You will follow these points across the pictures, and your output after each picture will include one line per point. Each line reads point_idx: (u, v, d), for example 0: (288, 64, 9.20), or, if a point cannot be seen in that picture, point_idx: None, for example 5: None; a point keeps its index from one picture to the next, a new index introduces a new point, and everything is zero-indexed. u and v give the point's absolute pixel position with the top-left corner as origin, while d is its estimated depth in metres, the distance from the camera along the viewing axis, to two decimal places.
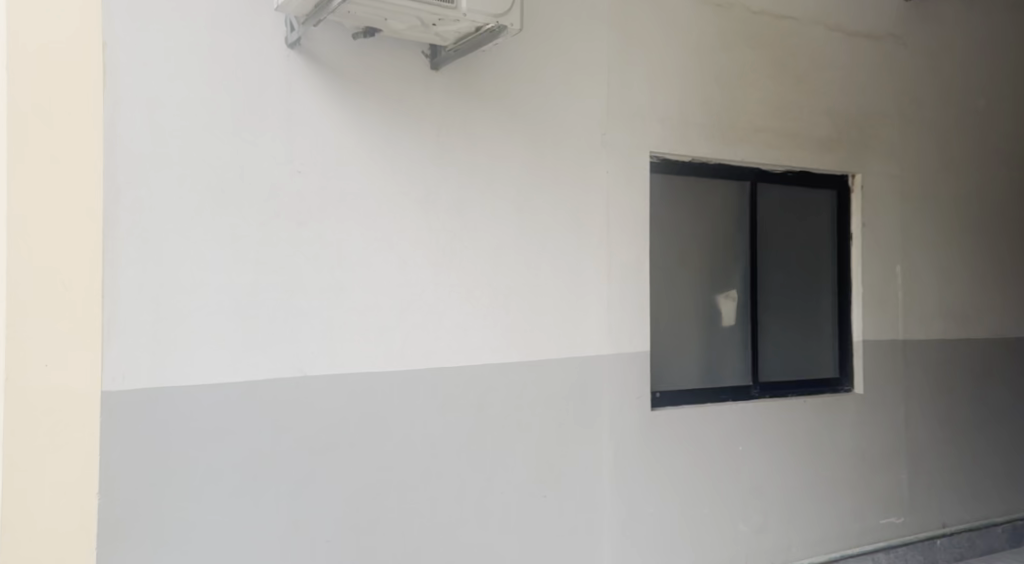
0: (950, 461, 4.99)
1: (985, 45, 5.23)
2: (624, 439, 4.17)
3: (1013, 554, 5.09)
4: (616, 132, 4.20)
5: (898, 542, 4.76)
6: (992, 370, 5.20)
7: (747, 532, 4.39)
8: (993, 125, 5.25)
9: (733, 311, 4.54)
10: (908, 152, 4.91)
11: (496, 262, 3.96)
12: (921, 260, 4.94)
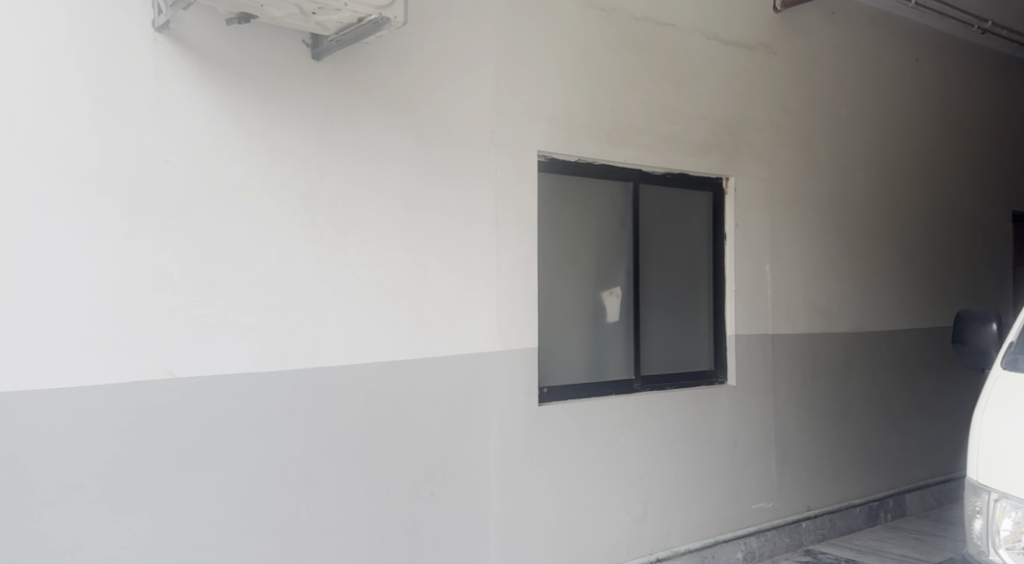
0: (814, 448, 5.33)
1: (846, 57, 5.58)
2: (510, 435, 4.23)
3: (870, 533, 5.49)
4: (502, 130, 4.24)
5: (767, 526, 5.05)
6: (851, 362, 5.58)
7: (628, 523, 4.54)
8: (852, 133, 5.62)
9: (618, 307, 4.68)
10: (778, 155, 5.19)
11: (384, 259, 3.93)
12: (788, 259, 5.24)
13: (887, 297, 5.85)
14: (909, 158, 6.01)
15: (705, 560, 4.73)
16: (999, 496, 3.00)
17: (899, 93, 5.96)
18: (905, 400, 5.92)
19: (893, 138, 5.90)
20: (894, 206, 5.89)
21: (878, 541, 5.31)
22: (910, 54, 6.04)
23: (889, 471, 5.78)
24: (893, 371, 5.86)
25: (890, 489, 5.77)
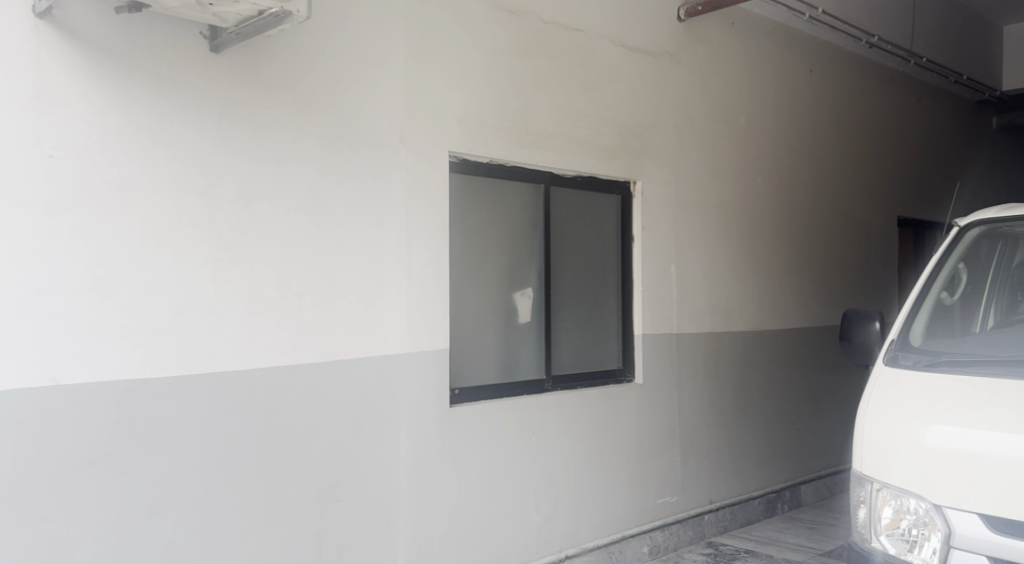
0: (716, 443, 5.53)
1: (745, 67, 5.81)
2: (420, 437, 4.19)
3: (768, 523, 5.74)
4: (413, 129, 4.21)
5: (671, 520, 5.20)
6: (750, 359, 5.83)
7: (538, 521, 4.58)
8: (751, 140, 5.86)
9: (530, 308, 4.72)
10: (681, 160, 5.35)
11: (287, 260, 3.82)
12: (692, 261, 5.41)
13: (784, 298, 6.12)
14: (804, 165, 6.30)
15: (612, 555, 4.83)
16: (880, 486, 3.08)
17: (794, 102, 6.24)
18: (799, 396, 6.23)
19: (789, 145, 6.18)
20: (791, 210, 6.17)
21: (775, 531, 5.55)
22: (804, 66, 6.34)
23: (784, 464, 6.07)
24: (788, 368, 6.15)
25: (785, 481, 6.06)
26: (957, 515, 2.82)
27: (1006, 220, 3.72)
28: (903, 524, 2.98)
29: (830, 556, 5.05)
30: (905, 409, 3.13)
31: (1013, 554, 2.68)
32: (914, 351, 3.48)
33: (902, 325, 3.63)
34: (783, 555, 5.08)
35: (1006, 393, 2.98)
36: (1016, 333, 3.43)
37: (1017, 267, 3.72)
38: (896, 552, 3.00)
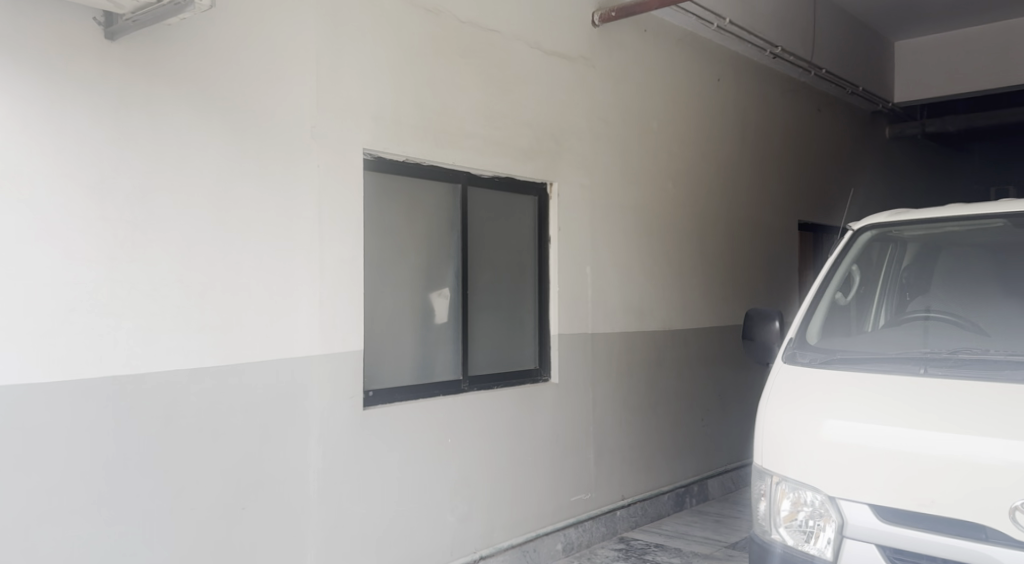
0: (628, 442, 5.73)
1: (658, 75, 6.00)
2: (331, 441, 4.07)
3: (676, 517, 6.00)
4: (325, 125, 4.09)
5: (585, 517, 5.33)
6: (661, 357, 6.07)
7: (453, 523, 4.56)
8: (662, 145, 6.05)
9: (446, 308, 4.69)
10: (595, 163, 5.46)
11: (185, 259, 3.62)
12: (606, 263, 5.54)
13: (692, 299, 6.38)
14: (710, 170, 6.54)
15: (527, 553, 4.90)
16: (780, 478, 2.98)
17: (701, 110, 6.45)
18: (706, 393, 6.51)
19: (697, 152, 6.41)
20: (698, 215, 6.41)
21: (683, 525, 5.82)
22: (711, 75, 6.55)
23: (691, 459, 6.36)
24: (694, 367, 6.40)
25: (693, 476, 6.35)
26: (852, 506, 2.77)
27: (898, 223, 3.62)
28: (801, 516, 2.91)
29: (732, 547, 5.33)
30: (803, 404, 3.04)
31: (905, 543, 2.65)
32: (812, 349, 3.35)
33: (800, 322, 3.48)
34: (690, 548, 5.33)
35: (901, 390, 2.93)
36: (907, 332, 3.34)
37: (907, 268, 3.60)
38: (794, 543, 2.92)
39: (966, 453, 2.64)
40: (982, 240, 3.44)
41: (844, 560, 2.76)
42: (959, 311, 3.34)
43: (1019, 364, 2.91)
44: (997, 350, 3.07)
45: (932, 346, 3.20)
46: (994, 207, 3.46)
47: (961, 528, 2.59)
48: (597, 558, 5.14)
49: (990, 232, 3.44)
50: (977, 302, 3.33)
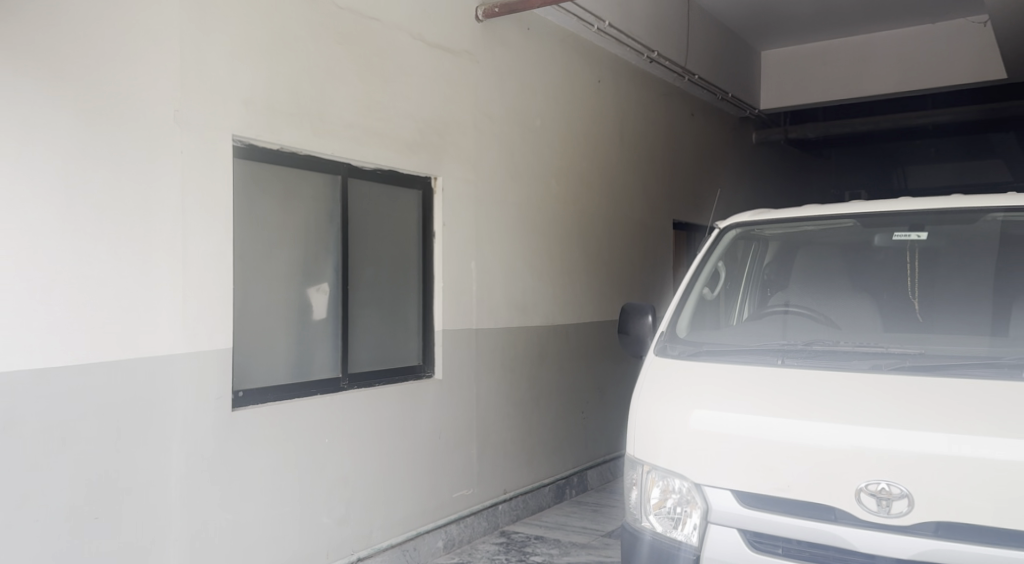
0: (510, 437, 5.84)
1: (540, 74, 6.10)
2: (195, 443, 3.93)
3: (557, 508, 6.17)
4: (189, 106, 3.92)
5: (466, 513, 5.41)
6: (545, 353, 6.21)
7: (330, 525, 4.51)
8: (546, 143, 6.17)
9: (325, 305, 4.64)
10: (479, 160, 5.52)
11: (31, 249, 3.40)
12: (490, 260, 5.62)
13: (574, 294, 6.53)
14: (593, 168, 6.72)
15: (407, 553, 4.93)
16: (650, 467, 3.02)
17: (583, 113, 6.60)
18: (587, 388, 6.71)
19: (580, 151, 6.56)
20: (581, 213, 6.58)
21: (563, 515, 6.00)
22: (592, 76, 6.71)
23: (572, 451, 6.52)
24: (574, 361, 6.54)
25: (573, 468, 6.53)
26: (716, 493, 2.84)
27: (759, 222, 3.68)
28: (669, 503, 2.95)
29: (610, 535, 5.56)
30: (673, 396, 3.09)
31: (764, 527, 2.74)
32: (682, 342, 3.40)
33: (671, 316, 3.52)
34: (569, 538, 5.51)
35: (762, 382, 3.00)
36: (768, 325, 3.42)
37: (770, 265, 3.68)
38: (662, 530, 2.96)
39: (817, 440, 2.72)
40: (836, 240, 3.51)
41: (709, 545, 2.82)
42: (817, 307, 3.44)
43: (868, 356, 3.00)
44: (847, 341, 3.18)
45: (790, 338, 3.29)
46: (847, 208, 3.53)
47: (814, 511, 2.69)
48: (477, 554, 5.23)
49: (841, 231, 3.51)
50: (832, 299, 3.43)
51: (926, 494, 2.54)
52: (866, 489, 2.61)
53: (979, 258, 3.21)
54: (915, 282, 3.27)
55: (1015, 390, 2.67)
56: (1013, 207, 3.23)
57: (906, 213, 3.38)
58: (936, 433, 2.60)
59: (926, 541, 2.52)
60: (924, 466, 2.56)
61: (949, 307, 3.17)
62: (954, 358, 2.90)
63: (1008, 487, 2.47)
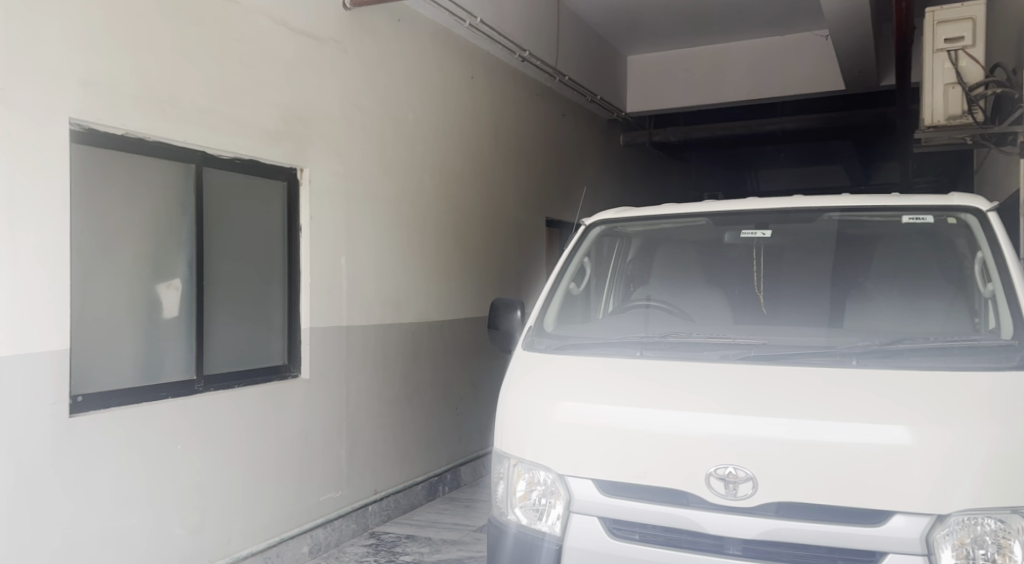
0: (380, 436, 5.83)
1: (410, 69, 6.11)
2: (29, 453, 3.75)
3: (429, 506, 6.20)
4: (20, 88, 3.73)
5: (334, 515, 5.38)
6: (419, 349, 6.24)
7: (182, 535, 4.40)
8: (416, 136, 6.20)
9: (177, 301, 4.52)
10: (347, 151, 5.51)
11: None
12: (359, 254, 5.61)
13: (448, 291, 6.59)
14: (467, 164, 6.81)
15: (269, 560, 4.86)
16: (517, 460, 3.11)
17: (454, 108, 6.65)
18: (460, 385, 6.76)
19: (452, 146, 6.63)
20: (457, 210, 6.66)
21: (434, 513, 6.03)
22: (466, 72, 6.80)
23: (445, 447, 6.57)
24: (448, 357, 6.59)
25: (447, 465, 6.58)
26: (578, 482, 2.95)
27: (624, 220, 3.76)
28: (534, 495, 3.04)
29: (480, 530, 5.64)
30: (541, 389, 3.18)
31: (622, 514, 2.87)
32: (548, 336, 3.49)
33: (539, 310, 3.60)
34: (440, 535, 5.56)
35: (625, 374, 3.13)
36: (631, 320, 3.59)
37: (631, 262, 3.87)
38: (527, 522, 3.04)
39: (666, 429, 2.87)
40: (690, 239, 3.69)
41: (571, 534, 2.93)
42: (674, 301, 3.68)
43: (719, 347, 3.18)
44: (700, 333, 3.35)
45: (649, 330, 3.44)
46: (699, 207, 3.69)
47: (668, 497, 2.83)
48: (344, 557, 5.21)
49: (695, 230, 3.66)
50: (689, 294, 3.65)
51: (769, 477, 2.71)
52: (716, 473, 2.76)
53: (819, 256, 3.43)
54: (761, 276, 3.52)
55: (845, 375, 2.87)
56: (849, 207, 3.40)
57: (752, 212, 3.55)
58: (776, 417, 2.77)
59: (769, 521, 2.69)
60: (765, 451, 2.74)
61: (793, 301, 3.43)
62: (795, 347, 3.10)
63: (836, 467, 2.66)
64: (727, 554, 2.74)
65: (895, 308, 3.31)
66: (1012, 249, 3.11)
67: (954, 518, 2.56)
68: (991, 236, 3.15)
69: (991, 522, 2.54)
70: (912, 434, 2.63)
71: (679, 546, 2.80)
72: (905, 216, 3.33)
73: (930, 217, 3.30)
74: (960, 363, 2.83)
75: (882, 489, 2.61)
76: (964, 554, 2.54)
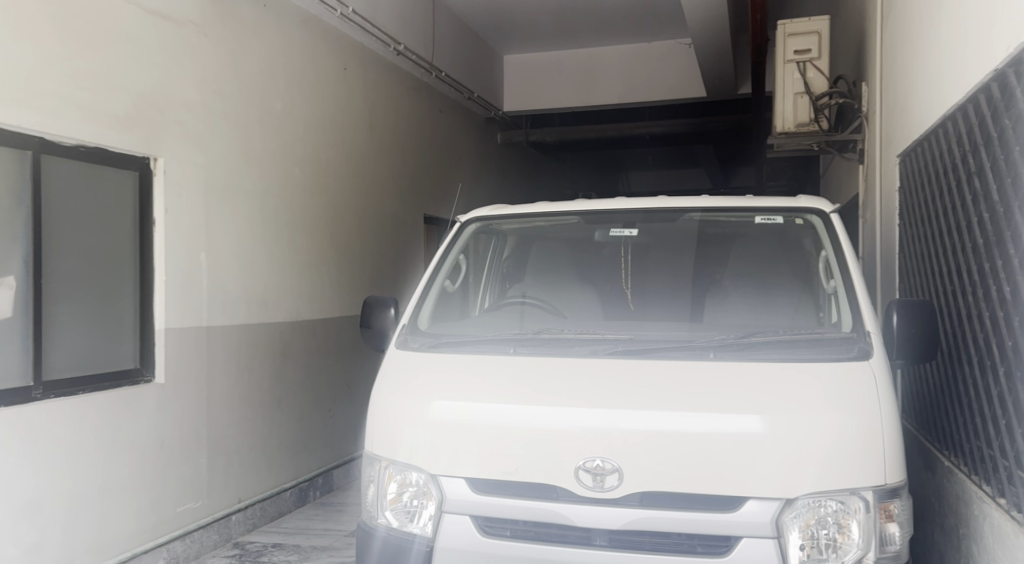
0: (245, 441, 5.71)
1: (276, 56, 6.05)
2: None
3: (298, 513, 6.11)
4: None
5: (193, 527, 5.22)
6: (289, 348, 6.16)
7: (18, 555, 4.18)
8: (283, 127, 6.13)
9: (11, 301, 4.30)
10: (207, 141, 5.41)
11: None
12: (222, 250, 5.51)
13: (320, 290, 6.53)
14: (340, 157, 6.80)
15: None
16: (387, 463, 3.13)
17: (324, 100, 6.61)
18: (333, 385, 6.71)
19: (323, 139, 6.60)
20: (328, 207, 6.63)
21: (304, 520, 5.95)
22: (337, 64, 6.77)
23: (317, 452, 6.49)
24: (319, 356, 6.52)
25: (318, 469, 6.50)
26: (449, 481, 3.00)
27: (497, 218, 3.86)
28: (405, 497, 3.07)
29: (351, 535, 5.60)
30: (411, 388, 3.22)
31: (492, 512, 2.94)
32: (422, 335, 3.53)
33: (413, 307, 3.64)
34: (309, 542, 5.48)
35: (497, 368, 3.22)
36: (507, 316, 3.70)
37: (507, 258, 3.97)
38: (397, 525, 3.08)
39: (535, 422, 2.97)
40: (563, 237, 3.83)
41: (442, 537, 2.97)
42: (548, 298, 3.78)
43: (588, 342, 3.30)
44: (571, 329, 3.47)
45: (523, 327, 3.54)
46: (571, 205, 3.82)
47: (538, 491, 2.92)
48: None
49: (568, 227, 3.80)
50: (560, 291, 3.77)
51: (633, 469, 2.83)
52: (584, 466, 2.86)
53: (682, 253, 3.62)
54: (629, 274, 3.66)
55: (705, 369, 3.03)
56: (708, 208, 3.62)
57: (620, 212, 3.73)
58: (640, 409, 2.90)
59: (633, 511, 2.81)
60: (627, 443, 2.86)
61: (658, 301, 3.59)
62: (655, 342, 3.25)
63: (694, 454, 2.81)
64: (595, 545, 2.84)
65: (750, 304, 3.50)
66: (852, 249, 3.37)
67: (801, 502, 2.74)
68: (834, 238, 3.41)
69: (833, 504, 2.74)
70: (763, 422, 2.82)
71: (549, 540, 2.89)
72: (757, 217, 3.57)
73: (780, 218, 3.55)
74: (805, 355, 3.04)
75: (737, 477, 2.77)
76: (809, 535, 2.73)
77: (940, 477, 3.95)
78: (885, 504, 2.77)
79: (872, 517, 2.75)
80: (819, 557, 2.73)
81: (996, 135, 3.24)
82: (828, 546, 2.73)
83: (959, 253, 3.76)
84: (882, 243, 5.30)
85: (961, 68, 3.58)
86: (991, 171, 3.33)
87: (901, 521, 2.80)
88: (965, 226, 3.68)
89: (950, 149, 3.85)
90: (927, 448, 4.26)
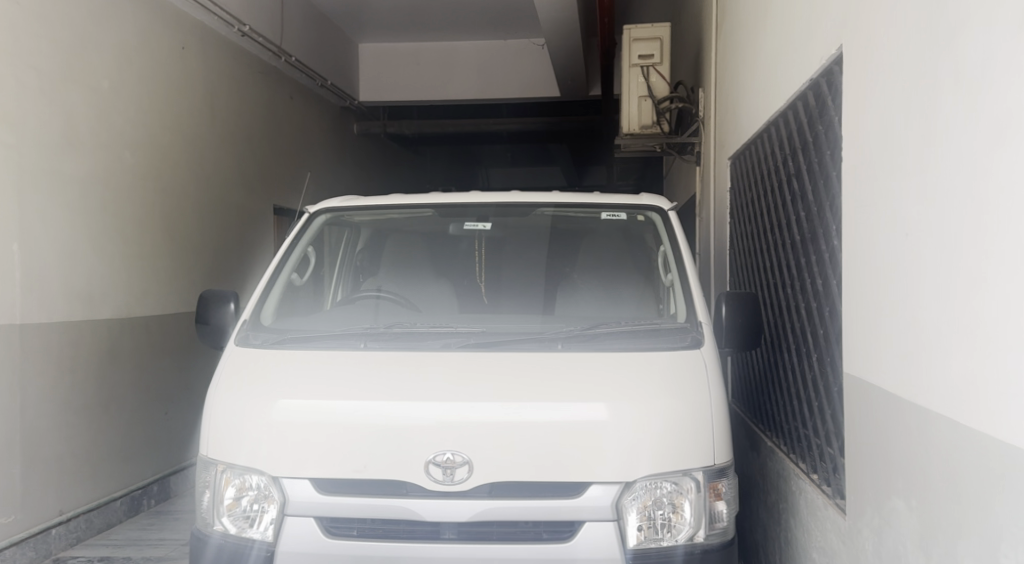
0: (67, 448, 5.40)
1: (98, 36, 5.74)
2: None
3: (128, 523, 5.84)
4: None
5: (5, 544, 4.87)
6: (118, 349, 5.89)
7: None
8: (111, 109, 5.86)
9: None
10: (22, 121, 5.10)
11: None
12: (40, 244, 5.20)
13: (154, 286, 6.29)
14: (177, 143, 6.59)
15: None
16: (225, 467, 3.07)
17: (158, 84, 6.37)
18: (169, 385, 6.47)
19: (159, 123, 6.37)
20: (162, 201, 6.38)
21: (136, 530, 5.69)
22: (173, 44, 6.54)
23: (149, 459, 6.22)
24: (152, 357, 6.25)
25: (151, 476, 6.23)
26: (295, 484, 2.97)
27: (348, 210, 3.90)
28: (244, 502, 3.03)
29: (186, 543, 5.39)
30: (254, 387, 3.17)
31: (337, 512, 2.94)
32: (264, 331, 3.48)
33: (255, 301, 3.59)
34: (141, 554, 5.25)
35: (348, 365, 3.23)
36: (360, 308, 3.74)
37: (361, 251, 4.03)
38: (235, 531, 3.03)
39: (385, 416, 3.00)
40: (416, 230, 3.90)
41: (284, 538, 2.94)
42: (401, 292, 3.83)
43: (441, 336, 3.37)
44: (423, 323, 3.53)
45: (376, 322, 3.57)
46: (425, 199, 3.89)
47: (386, 486, 2.95)
48: None
49: (421, 219, 3.87)
50: (412, 286, 3.83)
51: (484, 458, 2.90)
52: (434, 460, 2.91)
53: (531, 251, 3.76)
54: (483, 267, 3.77)
55: (552, 361, 3.17)
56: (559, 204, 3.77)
57: (473, 206, 3.83)
58: (493, 400, 3.00)
59: (483, 501, 2.88)
60: (479, 435, 2.93)
61: (507, 297, 3.71)
62: (502, 334, 3.36)
63: (544, 440, 2.92)
64: (443, 538, 2.90)
65: (594, 299, 3.68)
66: (688, 246, 3.60)
67: (640, 484, 2.90)
68: (672, 235, 3.64)
69: (667, 485, 2.92)
70: (607, 408, 2.97)
71: (397, 536, 2.92)
72: (603, 213, 3.76)
73: (624, 214, 3.76)
74: (647, 344, 3.24)
75: (581, 462, 2.90)
76: (646, 516, 2.89)
77: (763, 458, 4.27)
78: (714, 484, 2.98)
79: (702, 496, 2.95)
80: (655, 537, 2.90)
81: (812, 141, 3.59)
82: (663, 526, 2.91)
83: (781, 250, 4.09)
84: (714, 246, 5.67)
85: (782, 73, 3.90)
86: (807, 173, 3.70)
87: (728, 499, 3.02)
88: (786, 226, 4.02)
89: (774, 153, 4.20)
90: (751, 430, 4.60)
